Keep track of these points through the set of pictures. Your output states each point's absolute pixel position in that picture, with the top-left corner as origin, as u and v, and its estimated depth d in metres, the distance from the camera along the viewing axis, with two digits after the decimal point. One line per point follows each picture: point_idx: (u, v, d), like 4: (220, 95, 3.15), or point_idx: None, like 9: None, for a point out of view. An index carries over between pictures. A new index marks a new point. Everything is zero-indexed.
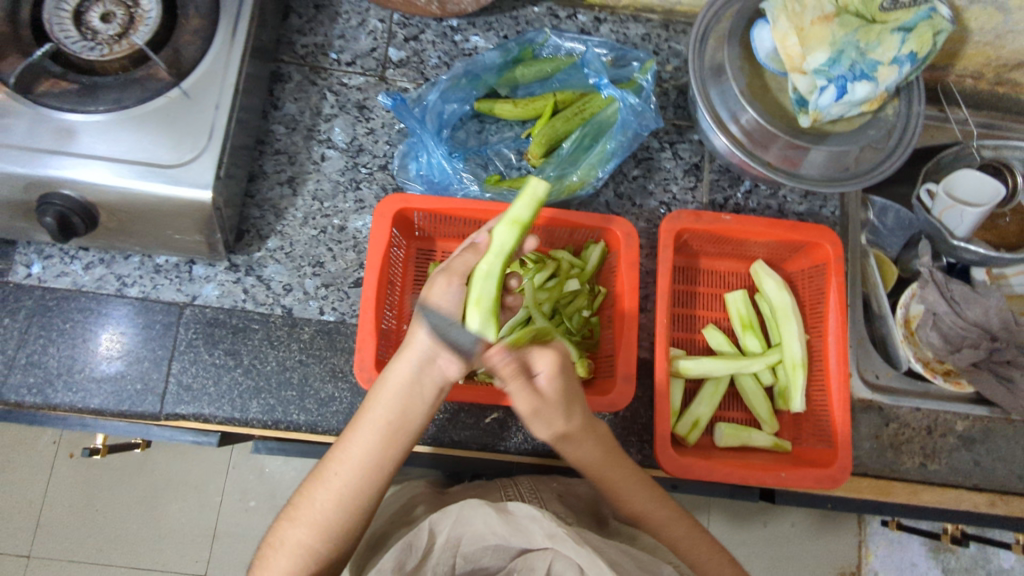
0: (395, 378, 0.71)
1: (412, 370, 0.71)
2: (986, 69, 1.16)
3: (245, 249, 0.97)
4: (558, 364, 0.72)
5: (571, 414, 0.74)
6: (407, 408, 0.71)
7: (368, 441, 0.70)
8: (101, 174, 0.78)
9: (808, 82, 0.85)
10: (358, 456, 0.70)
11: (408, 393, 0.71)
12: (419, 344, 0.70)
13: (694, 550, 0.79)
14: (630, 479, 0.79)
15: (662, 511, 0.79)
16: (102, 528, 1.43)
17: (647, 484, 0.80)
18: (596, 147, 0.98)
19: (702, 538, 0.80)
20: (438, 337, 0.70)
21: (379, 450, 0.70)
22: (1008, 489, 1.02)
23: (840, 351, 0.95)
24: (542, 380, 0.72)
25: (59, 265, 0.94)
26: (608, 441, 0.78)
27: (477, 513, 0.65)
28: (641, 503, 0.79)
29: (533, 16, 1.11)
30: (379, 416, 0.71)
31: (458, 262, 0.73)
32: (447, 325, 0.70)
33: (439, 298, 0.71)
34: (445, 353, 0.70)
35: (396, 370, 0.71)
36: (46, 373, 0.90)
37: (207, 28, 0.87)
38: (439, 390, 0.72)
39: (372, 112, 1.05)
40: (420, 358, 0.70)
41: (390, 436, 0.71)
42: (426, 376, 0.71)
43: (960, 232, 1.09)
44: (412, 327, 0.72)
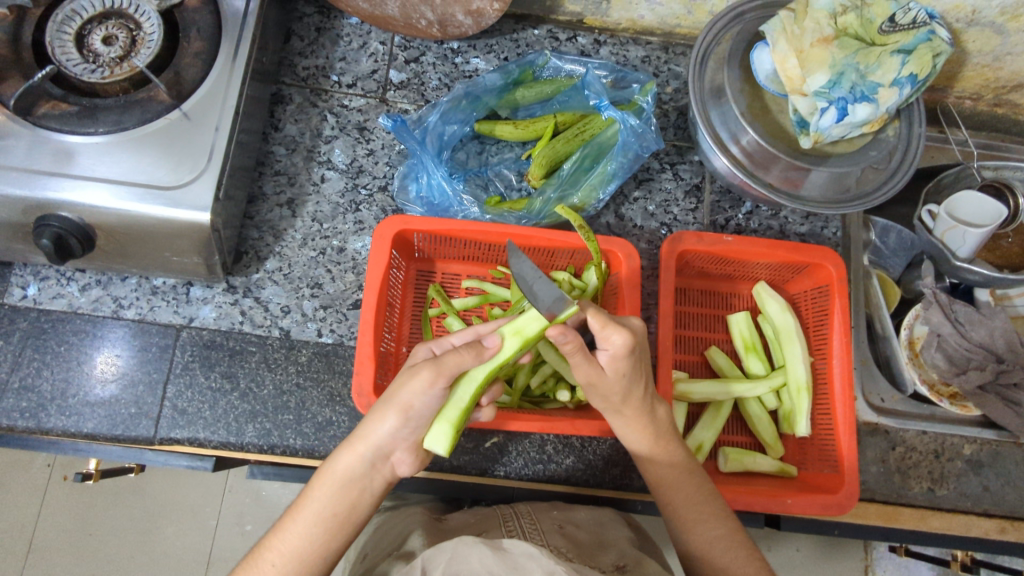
0: (344, 472, 0.68)
1: (362, 464, 0.68)
2: (984, 91, 1.17)
3: (243, 271, 0.96)
4: (631, 344, 0.68)
5: (629, 393, 0.72)
6: (355, 500, 0.69)
7: (312, 531, 0.67)
8: (98, 196, 0.78)
9: (809, 104, 0.85)
10: (298, 546, 0.66)
11: (355, 488, 0.69)
12: (374, 439, 0.68)
13: (733, 552, 0.73)
14: (678, 470, 0.79)
15: (704, 505, 0.77)
16: (93, 553, 1.40)
17: (693, 477, 0.79)
18: (597, 168, 0.97)
19: (742, 540, 0.75)
20: (397, 433, 0.68)
21: (322, 540, 0.67)
22: (1018, 514, 1.00)
23: (845, 374, 0.93)
24: (607, 356, 0.69)
25: (55, 287, 0.93)
26: (663, 429, 0.78)
27: (471, 550, 0.62)
28: (685, 495, 0.77)
29: (533, 39, 1.11)
30: (324, 508, 0.67)
31: (452, 363, 0.67)
32: (408, 424, 0.68)
33: (413, 395, 0.66)
34: (402, 452, 0.70)
35: (344, 463, 0.68)
36: (39, 397, 0.88)
37: (208, 50, 0.87)
38: (383, 486, 0.71)
39: (372, 134, 1.05)
40: (374, 451, 0.68)
41: (334, 527, 0.68)
42: (377, 470, 0.70)
43: (963, 252, 1.08)
44: (369, 420, 0.69)
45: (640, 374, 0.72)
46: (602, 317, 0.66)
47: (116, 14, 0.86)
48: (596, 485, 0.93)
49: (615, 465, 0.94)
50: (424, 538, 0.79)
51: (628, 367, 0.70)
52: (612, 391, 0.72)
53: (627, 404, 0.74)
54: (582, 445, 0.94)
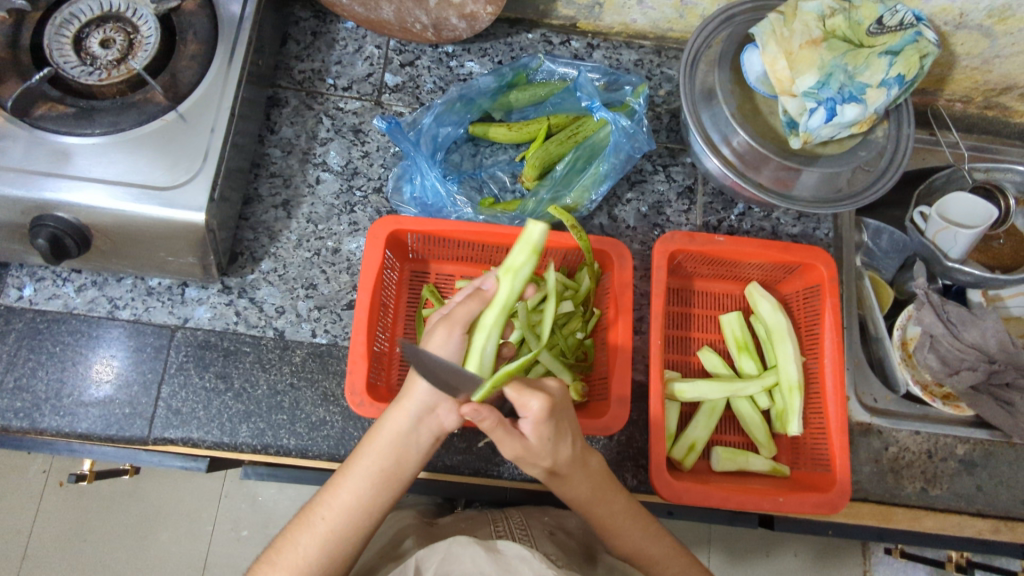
0: (393, 427, 0.69)
1: (408, 418, 0.69)
2: (974, 93, 1.18)
3: (238, 271, 0.97)
4: (549, 408, 0.66)
5: (558, 455, 0.70)
6: (403, 456, 0.69)
7: (360, 487, 0.68)
8: (94, 196, 0.79)
9: (798, 105, 0.86)
10: (347, 501, 0.68)
11: (403, 442, 0.69)
12: (419, 393, 0.69)
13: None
14: (622, 517, 0.76)
15: (653, 547, 0.78)
16: (88, 558, 1.40)
17: (637, 520, 0.77)
18: (589, 169, 0.98)
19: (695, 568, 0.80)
20: (439, 385, 0.69)
21: (371, 494, 0.68)
22: (1012, 514, 1.00)
23: (836, 373, 0.94)
24: (529, 424, 0.67)
25: (51, 288, 0.94)
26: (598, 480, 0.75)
27: (465, 551, 0.62)
28: (633, 539, 0.77)
29: (527, 43, 1.13)
30: (373, 464, 0.69)
31: (460, 312, 0.72)
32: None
33: (438, 346, 0.70)
34: (447, 404, 0.70)
35: (392, 420, 0.70)
36: (34, 398, 0.88)
37: (204, 53, 0.88)
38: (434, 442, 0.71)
39: (367, 136, 1.05)
40: (419, 407, 0.69)
41: (383, 484, 0.69)
42: (424, 426, 0.70)
43: (955, 252, 1.09)
44: (411, 377, 0.71)
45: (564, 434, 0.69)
46: (517, 385, 0.67)
47: (114, 18, 0.87)
48: None
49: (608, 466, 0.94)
50: (417, 540, 0.80)
51: (551, 428, 0.68)
52: (542, 457, 0.69)
53: (558, 466, 0.71)
54: None
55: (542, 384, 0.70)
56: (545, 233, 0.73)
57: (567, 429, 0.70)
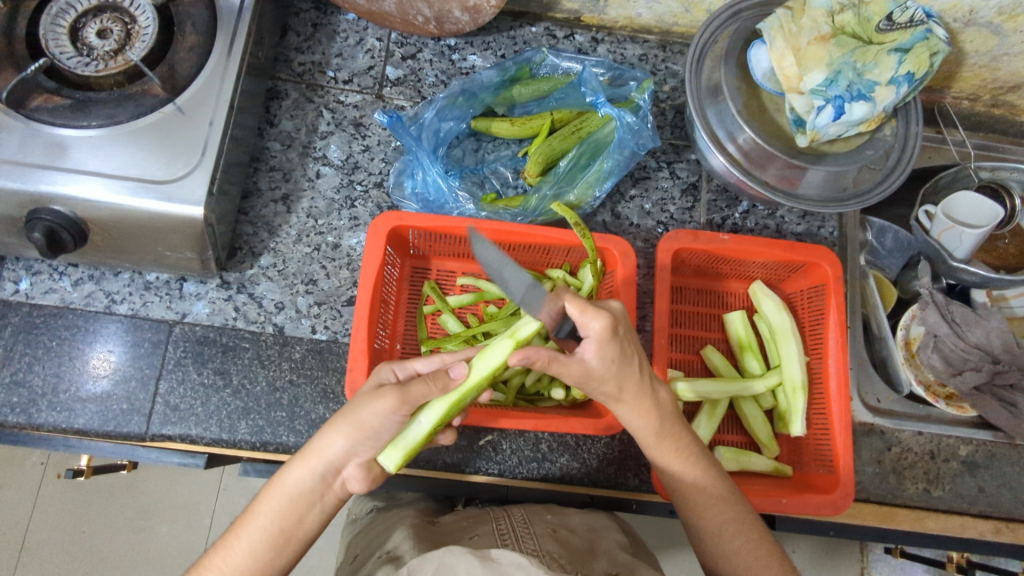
0: (294, 484, 0.66)
1: (313, 476, 0.66)
2: (981, 92, 1.17)
3: (237, 267, 0.96)
4: (612, 326, 0.65)
5: (624, 379, 0.70)
6: (303, 514, 0.66)
7: (254, 547, 0.64)
8: (91, 190, 0.77)
9: (805, 103, 0.85)
10: (239, 561, 0.64)
11: (305, 501, 0.66)
12: (330, 454, 0.65)
13: (747, 538, 0.73)
14: (683, 453, 0.77)
15: (710, 485, 0.76)
16: (86, 552, 1.39)
17: (700, 458, 0.77)
18: (593, 165, 0.97)
19: (752, 523, 0.74)
20: (355, 449, 0.66)
21: (265, 556, 0.65)
22: (1014, 516, 1.00)
23: (841, 373, 0.93)
24: (592, 343, 0.66)
25: (47, 282, 0.92)
26: (666, 412, 0.75)
27: (457, 560, 0.58)
28: (693, 477, 0.76)
29: (530, 36, 1.11)
30: (269, 523, 0.65)
31: (417, 393, 0.65)
32: (368, 438, 0.65)
33: (374, 415, 0.64)
34: (352, 468, 0.67)
35: (295, 475, 0.66)
36: (31, 392, 0.87)
37: (202, 44, 0.87)
38: (333, 504, 0.68)
39: (368, 130, 1.04)
40: (327, 466, 0.65)
41: (278, 544, 0.65)
42: (329, 487, 0.67)
43: (960, 253, 1.07)
44: (322, 433, 0.66)
45: (630, 360, 0.69)
46: (579, 303, 0.65)
47: (111, 7, 0.86)
48: (592, 484, 0.93)
49: (610, 464, 0.94)
50: (415, 539, 0.79)
51: (617, 350, 0.67)
52: (606, 381, 0.69)
53: (625, 390, 0.71)
54: (577, 444, 0.93)
55: (603, 304, 0.69)
56: (535, 329, 0.73)
57: (634, 354, 0.70)
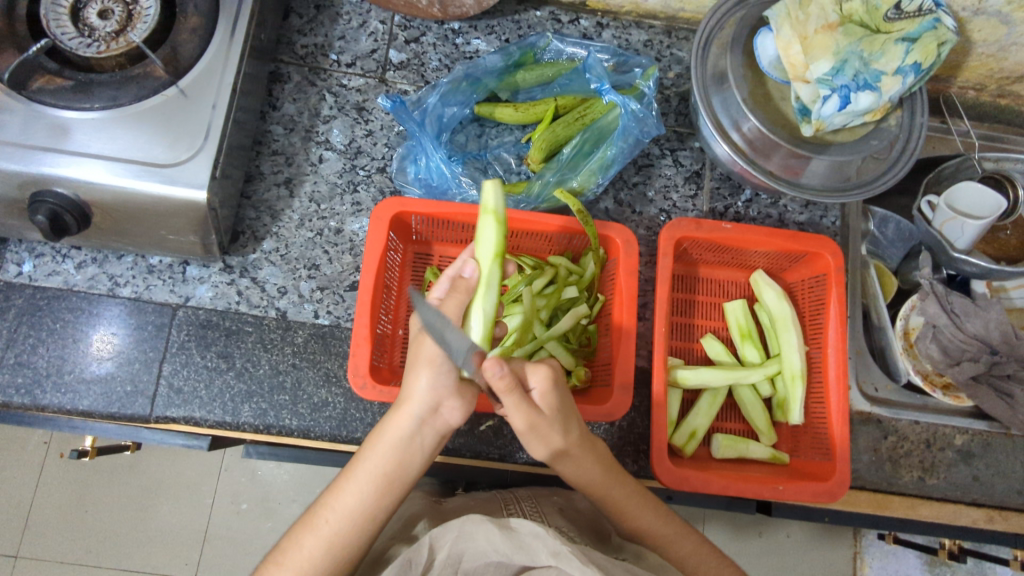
0: (392, 430, 0.69)
1: (409, 420, 0.69)
2: (988, 81, 1.16)
3: (240, 251, 0.96)
4: (553, 377, 0.69)
5: (555, 426, 0.69)
6: (405, 455, 0.69)
7: (364, 491, 0.68)
8: (92, 172, 0.77)
9: (811, 92, 0.84)
10: (351, 505, 0.68)
11: (405, 444, 0.69)
12: (419, 394, 0.68)
13: (707, 562, 0.78)
14: (632, 500, 0.77)
15: (666, 525, 0.78)
16: (91, 530, 1.41)
17: (648, 502, 0.79)
18: (597, 153, 0.97)
19: (709, 551, 0.79)
20: (439, 384, 0.68)
21: (374, 498, 0.68)
22: (1007, 504, 1.01)
23: (840, 361, 0.94)
24: (535, 396, 0.68)
25: (50, 264, 0.93)
26: (603, 456, 0.76)
27: (478, 530, 0.64)
28: (646, 521, 0.78)
29: (535, 20, 1.10)
30: (375, 466, 0.68)
31: (450, 308, 0.72)
32: (445, 370, 0.68)
33: (434, 345, 0.68)
34: (450, 401, 0.69)
35: (393, 421, 0.69)
36: (35, 374, 0.88)
37: (205, 26, 0.86)
38: (438, 438, 0.71)
39: (371, 114, 1.04)
40: (421, 407, 0.68)
41: (385, 485, 0.69)
42: (428, 426, 0.69)
43: (961, 244, 1.08)
44: (407, 379, 0.70)
45: (570, 410, 0.71)
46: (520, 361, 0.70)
47: None
48: None
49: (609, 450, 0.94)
50: (429, 522, 0.80)
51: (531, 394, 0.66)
52: (553, 430, 0.69)
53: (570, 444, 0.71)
54: None
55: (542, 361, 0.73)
56: (497, 193, 0.80)
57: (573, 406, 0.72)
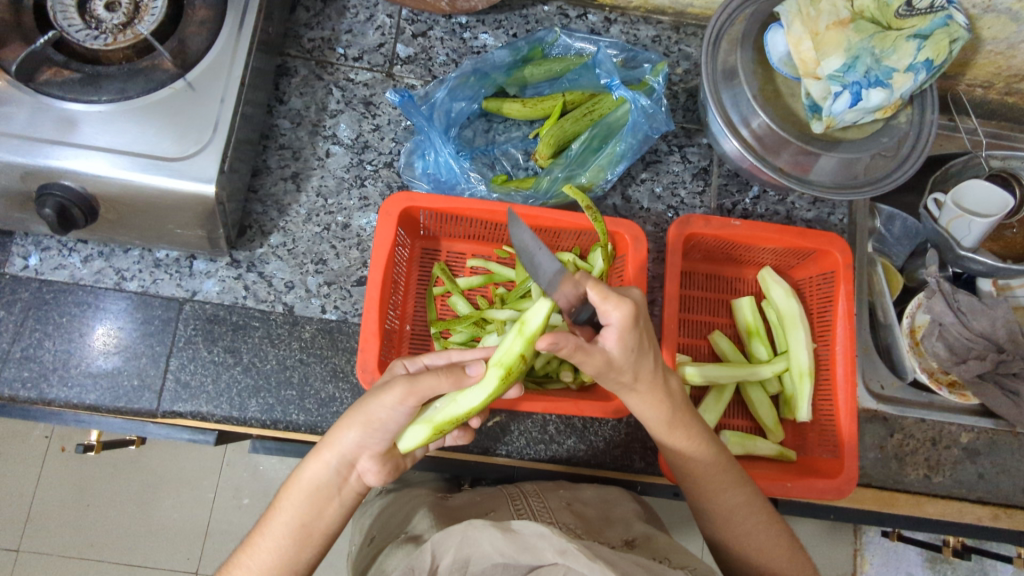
0: (310, 480, 0.69)
1: (328, 471, 0.69)
2: (996, 79, 1.16)
3: (247, 245, 0.96)
4: (634, 316, 0.62)
5: (641, 367, 0.68)
6: (324, 508, 0.70)
7: (279, 545, 0.68)
8: (99, 166, 0.77)
9: (822, 88, 0.84)
10: (267, 559, 0.68)
11: (323, 496, 0.69)
12: (344, 448, 0.68)
13: (757, 517, 0.77)
14: (698, 439, 0.78)
15: (722, 484, 0.77)
16: (93, 524, 1.41)
17: (713, 443, 0.79)
18: (606, 148, 0.96)
19: (761, 505, 0.78)
20: (366, 441, 0.68)
21: (292, 551, 0.69)
22: (1012, 502, 1.01)
23: (848, 359, 0.94)
24: (614, 331, 0.63)
25: (57, 258, 0.92)
26: (677, 401, 0.75)
27: (481, 534, 0.64)
28: (706, 464, 0.77)
29: (543, 15, 1.09)
30: (292, 520, 0.69)
31: (426, 385, 0.64)
32: (378, 431, 0.67)
33: (382, 408, 0.65)
34: (367, 460, 0.70)
35: (311, 470, 0.69)
36: (41, 368, 0.88)
37: (213, 19, 0.86)
38: (353, 496, 0.72)
39: (378, 109, 1.03)
40: (341, 460, 0.69)
41: (302, 539, 0.69)
42: (346, 481, 0.70)
43: (967, 241, 1.09)
44: (336, 428, 0.69)
45: (647, 348, 0.67)
46: (601, 289, 0.61)
47: None
48: (599, 466, 0.94)
49: (616, 447, 0.94)
50: (435, 521, 0.80)
51: (636, 339, 0.65)
52: (623, 371, 0.68)
53: (640, 380, 0.70)
54: (585, 426, 0.94)
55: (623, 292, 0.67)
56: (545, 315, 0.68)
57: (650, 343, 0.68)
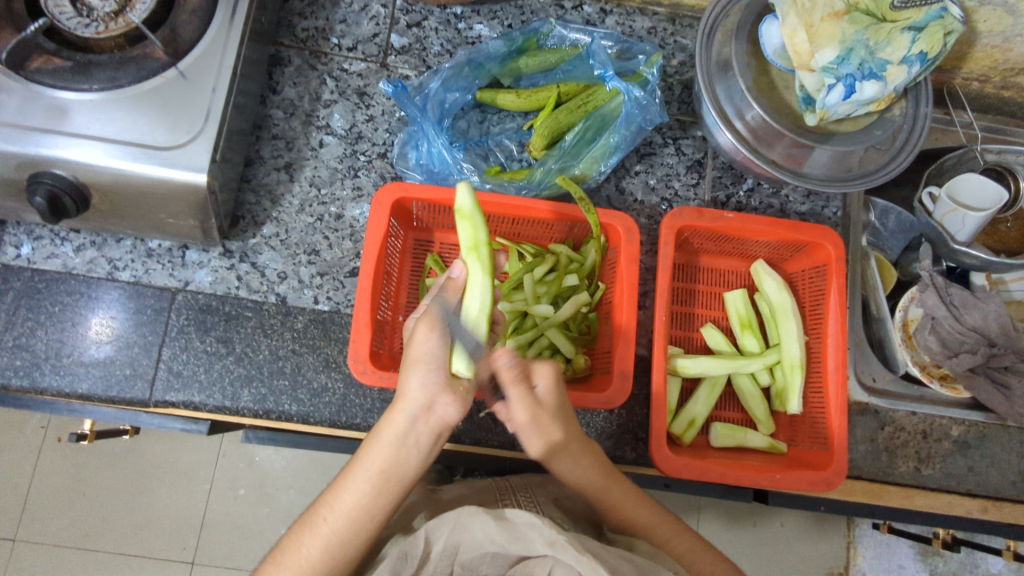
0: (388, 428, 0.68)
1: (404, 416, 0.68)
2: (992, 73, 1.15)
3: (240, 235, 0.95)
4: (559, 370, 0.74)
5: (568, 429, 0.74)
6: (402, 455, 0.68)
7: (361, 489, 0.67)
8: (92, 154, 0.77)
9: (816, 80, 0.84)
10: (349, 505, 0.67)
11: (401, 443, 0.68)
12: (412, 392, 0.69)
13: (698, 559, 0.78)
14: (631, 495, 0.79)
15: (661, 524, 0.79)
16: (90, 513, 1.42)
17: (644, 500, 0.80)
18: (599, 140, 0.96)
19: (702, 548, 0.79)
20: (428, 380, 0.69)
21: (370, 498, 0.67)
22: (1002, 495, 1.02)
23: (839, 353, 0.94)
24: (545, 384, 0.72)
25: (49, 247, 0.92)
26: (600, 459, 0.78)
27: (474, 521, 0.64)
28: (642, 515, 0.79)
29: (538, 6, 1.09)
30: (373, 464, 0.68)
31: (436, 307, 0.73)
32: (433, 368, 0.69)
33: (422, 344, 0.69)
34: (442, 397, 0.69)
35: (389, 419, 0.69)
36: (34, 357, 0.88)
37: (205, 8, 0.85)
38: (434, 440, 0.70)
39: (372, 99, 1.03)
40: (414, 404, 0.69)
41: (382, 486, 0.68)
42: (424, 423, 0.69)
43: (961, 236, 1.08)
44: (402, 378, 0.70)
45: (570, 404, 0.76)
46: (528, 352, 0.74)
47: None
48: None
49: (609, 437, 0.93)
50: (427, 515, 0.80)
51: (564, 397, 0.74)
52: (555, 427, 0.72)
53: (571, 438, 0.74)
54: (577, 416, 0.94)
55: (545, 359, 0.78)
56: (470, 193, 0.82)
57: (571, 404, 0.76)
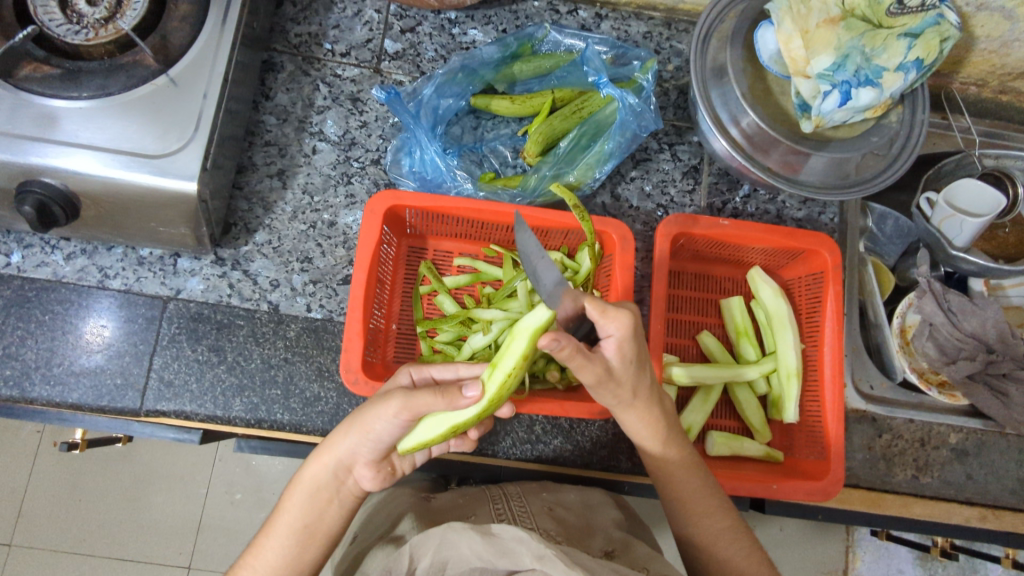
0: (311, 479, 0.72)
1: (325, 471, 0.72)
2: (990, 77, 1.15)
3: (232, 243, 0.95)
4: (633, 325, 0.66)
5: (639, 383, 0.71)
6: (325, 507, 0.72)
7: (284, 544, 0.71)
8: (81, 162, 0.76)
9: (812, 87, 0.83)
10: (272, 560, 0.70)
11: (323, 495, 0.72)
12: (338, 451, 0.71)
13: (724, 545, 0.77)
14: (682, 465, 0.79)
15: (704, 498, 0.78)
16: (84, 519, 1.41)
17: (699, 471, 0.79)
18: (594, 147, 0.96)
19: (733, 537, 0.77)
20: (357, 449, 0.70)
21: (295, 551, 0.71)
22: (1000, 502, 1.01)
23: (836, 361, 0.93)
24: (613, 342, 0.66)
25: (39, 255, 0.91)
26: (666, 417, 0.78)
27: (460, 538, 0.65)
28: (687, 487, 0.79)
29: (533, 11, 1.08)
30: (295, 519, 0.71)
31: (421, 402, 0.64)
32: (369, 445, 0.69)
33: (379, 419, 0.67)
34: (363, 467, 0.72)
35: (311, 470, 0.72)
36: (24, 366, 0.87)
37: (196, 14, 0.85)
38: (348, 499, 0.74)
39: (365, 105, 1.02)
40: (337, 462, 0.71)
41: (304, 539, 0.71)
42: (342, 483, 0.73)
43: (960, 240, 1.07)
44: (336, 433, 0.71)
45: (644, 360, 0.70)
46: (601, 304, 0.64)
47: None
48: (585, 466, 0.93)
49: (603, 447, 0.94)
50: (414, 519, 0.81)
51: (633, 350, 0.68)
52: (621, 384, 0.70)
53: (637, 396, 0.73)
54: (571, 426, 0.93)
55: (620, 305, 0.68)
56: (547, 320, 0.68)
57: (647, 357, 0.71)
